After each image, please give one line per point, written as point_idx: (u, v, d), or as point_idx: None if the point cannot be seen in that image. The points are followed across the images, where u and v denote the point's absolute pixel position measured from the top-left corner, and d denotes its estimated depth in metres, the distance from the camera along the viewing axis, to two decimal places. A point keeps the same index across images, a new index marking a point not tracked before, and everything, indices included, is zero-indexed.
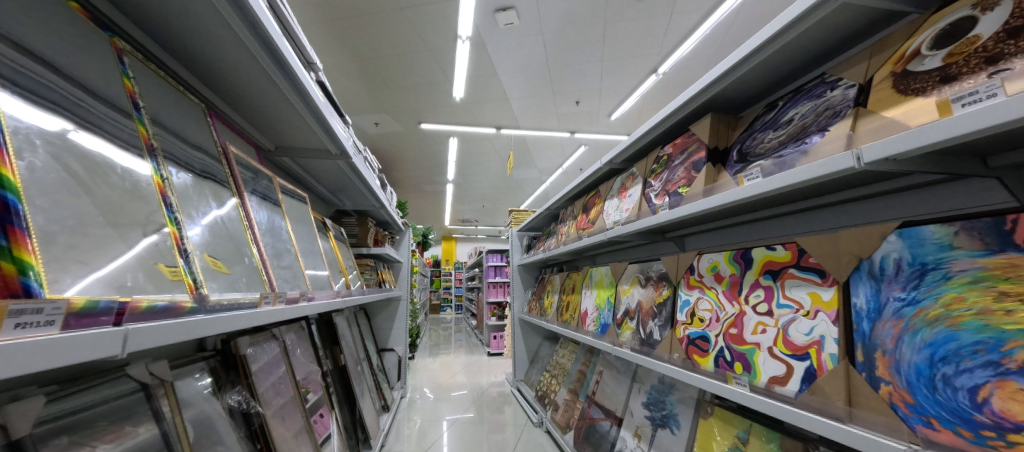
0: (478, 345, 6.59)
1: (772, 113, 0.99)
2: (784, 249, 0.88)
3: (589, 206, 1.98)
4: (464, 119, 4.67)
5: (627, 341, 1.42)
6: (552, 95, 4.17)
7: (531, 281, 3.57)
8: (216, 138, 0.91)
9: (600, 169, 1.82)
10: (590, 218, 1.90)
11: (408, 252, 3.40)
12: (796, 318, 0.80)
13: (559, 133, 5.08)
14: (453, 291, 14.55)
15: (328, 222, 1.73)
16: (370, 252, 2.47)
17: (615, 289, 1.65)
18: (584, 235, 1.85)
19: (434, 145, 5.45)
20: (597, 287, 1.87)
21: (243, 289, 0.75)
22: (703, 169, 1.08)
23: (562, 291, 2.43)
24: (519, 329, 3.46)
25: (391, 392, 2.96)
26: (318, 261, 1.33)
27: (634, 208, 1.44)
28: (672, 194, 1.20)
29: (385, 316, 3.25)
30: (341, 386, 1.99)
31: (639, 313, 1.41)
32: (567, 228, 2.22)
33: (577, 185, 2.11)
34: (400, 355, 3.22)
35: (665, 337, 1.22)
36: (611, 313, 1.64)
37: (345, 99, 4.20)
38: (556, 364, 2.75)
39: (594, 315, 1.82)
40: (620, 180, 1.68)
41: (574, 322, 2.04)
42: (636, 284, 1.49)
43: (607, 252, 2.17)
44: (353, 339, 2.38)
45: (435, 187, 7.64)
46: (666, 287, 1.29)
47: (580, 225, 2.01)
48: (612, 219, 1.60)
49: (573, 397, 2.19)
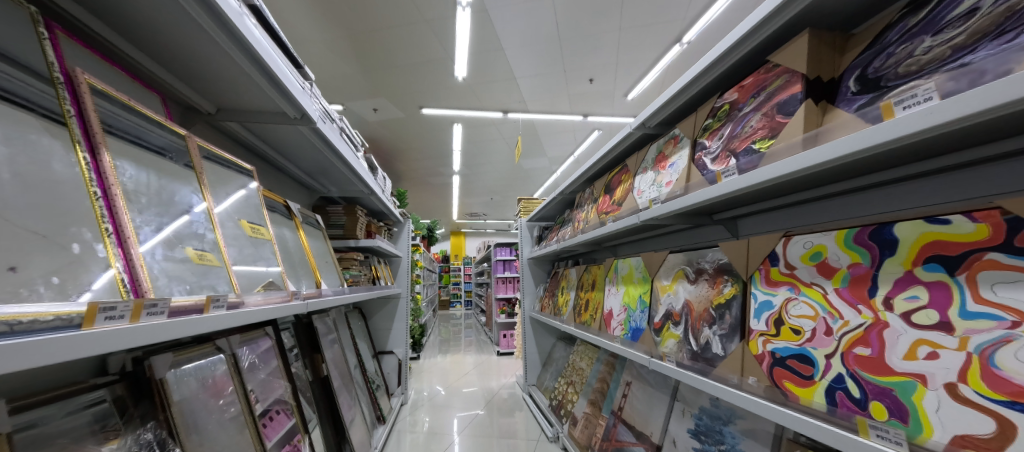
0: (488, 343, 6.32)
1: (921, 12, 0.63)
2: (970, 222, 0.53)
3: (614, 186, 1.62)
4: (467, 102, 4.34)
5: (669, 353, 1.09)
6: (563, 72, 3.81)
7: (542, 276, 3.24)
8: (63, 64, 0.58)
9: (628, 137, 1.46)
10: (615, 199, 1.56)
11: (408, 246, 3.11)
12: (1015, 339, 0.47)
13: (570, 117, 4.71)
14: (462, 287, 14.33)
15: (297, 208, 1.42)
16: (359, 245, 2.18)
17: (650, 285, 1.31)
18: (608, 220, 1.51)
19: (437, 133, 5.13)
20: (624, 283, 1.53)
21: (42, 299, 0.43)
22: (797, 109, 0.74)
23: (580, 287, 2.10)
24: (529, 329, 3.14)
25: (389, 399, 2.69)
26: (265, 253, 1.02)
27: (678, 180, 1.09)
28: (743, 153, 0.86)
29: (383, 315, 2.98)
30: (323, 401, 1.70)
31: (686, 318, 1.07)
32: (586, 214, 1.88)
33: (598, 161, 1.76)
34: (400, 357, 2.95)
35: (731, 352, 0.88)
36: (645, 316, 1.30)
37: (341, 83, 3.91)
38: (572, 369, 2.42)
39: (622, 317, 1.48)
40: (655, 148, 1.33)
41: (595, 324, 1.71)
42: (681, 280, 1.14)
43: (635, 241, 1.82)
44: (341, 344, 2.09)
45: (440, 179, 7.35)
46: (729, 284, 0.94)
47: (602, 209, 1.66)
48: (646, 198, 1.25)
49: (595, 411, 1.87)
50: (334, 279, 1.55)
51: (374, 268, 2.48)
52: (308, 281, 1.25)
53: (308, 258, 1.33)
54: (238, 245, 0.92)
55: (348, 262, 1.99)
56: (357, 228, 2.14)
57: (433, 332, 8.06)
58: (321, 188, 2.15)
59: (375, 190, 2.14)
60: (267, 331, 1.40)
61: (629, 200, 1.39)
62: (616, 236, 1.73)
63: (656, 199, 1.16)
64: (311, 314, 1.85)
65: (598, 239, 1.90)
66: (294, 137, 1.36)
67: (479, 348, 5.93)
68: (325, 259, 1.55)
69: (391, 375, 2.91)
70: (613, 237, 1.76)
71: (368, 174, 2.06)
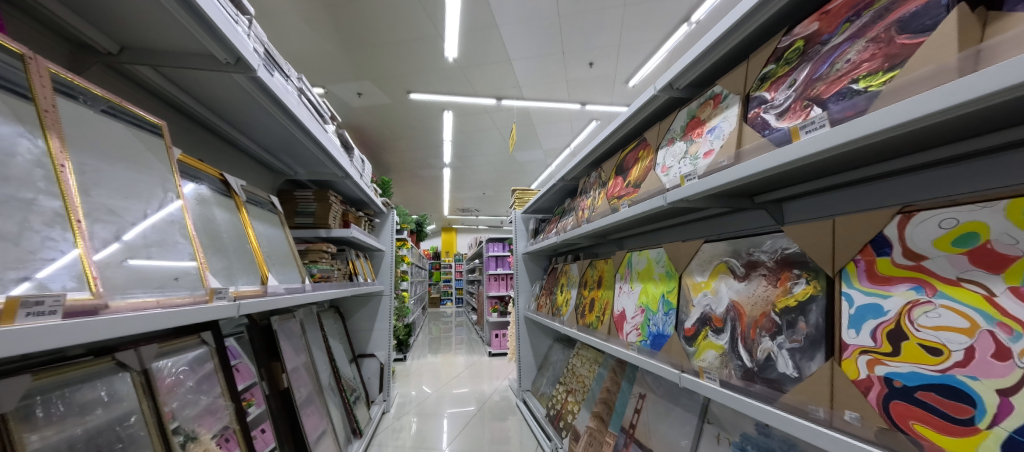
0: (479, 343, 6.08)
1: None
2: None
3: (629, 165, 1.36)
4: (459, 87, 4.06)
5: (709, 368, 0.86)
6: (562, 54, 3.54)
7: (538, 272, 2.99)
8: None
9: (651, 103, 1.19)
10: (631, 180, 1.30)
11: (392, 239, 2.83)
12: None
13: (568, 105, 4.46)
14: (454, 284, 14.03)
15: (240, 185, 1.14)
16: (332, 235, 1.89)
17: (678, 283, 1.07)
18: (625, 205, 1.25)
19: (427, 122, 4.83)
20: (641, 280, 1.29)
21: None
22: (943, 19, 0.49)
23: (583, 285, 1.86)
24: (524, 329, 2.90)
25: (368, 409, 2.42)
26: (173, 237, 0.75)
27: (725, 147, 0.84)
28: (833, 98, 0.61)
29: (363, 315, 2.71)
30: (283, 417, 1.44)
31: (731, 323, 0.84)
32: (594, 199, 1.61)
33: (609, 137, 1.49)
34: (382, 361, 2.68)
35: (812, 373, 0.64)
36: (670, 320, 1.06)
37: (320, 62, 3.59)
38: (571, 375, 2.20)
39: (638, 321, 1.24)
40: (686, 113, 1.06)
41: (603, 327, 1.48)
42: (724, 275, 0.89)
43: (651, 231, 1.58)
44: (312, 349, 1.84)
45: (430, 171, 7.04)
46: (803, 280, 0.70)
47: (614, 193, 1.40)
48: (678, 174, 1.00)
49: (600, 426, 1.64)
50: (294, 273, 1.28)
51: (351, 262, 2.20)
52: (248, 275, 0.98)
53: (251, 247, 1.06)
54: (123, 226, 0.65)
55: (316, 255, 1.71)
56: (329, 216, 1.85)
57: (422, 330, 7.79)
58: (287, 169, 1.86)
59: (350, 173, 1.86)
60: (203, 339, 1.13)
61: (651, 179, 1.13)
62: (630, 225, 1.48)
63: (693, 175, 0.91)
64: (269, 316, 1.57)
65: (608, 230, 1.65)
66: (237, 94, 1.09)
67: (470, 348, 5.68)
68: (281, 248, 1.28)
69: (372, 381, 2.64)
70: (626, 227, 1.51)
71: (340, 153, 1.78)
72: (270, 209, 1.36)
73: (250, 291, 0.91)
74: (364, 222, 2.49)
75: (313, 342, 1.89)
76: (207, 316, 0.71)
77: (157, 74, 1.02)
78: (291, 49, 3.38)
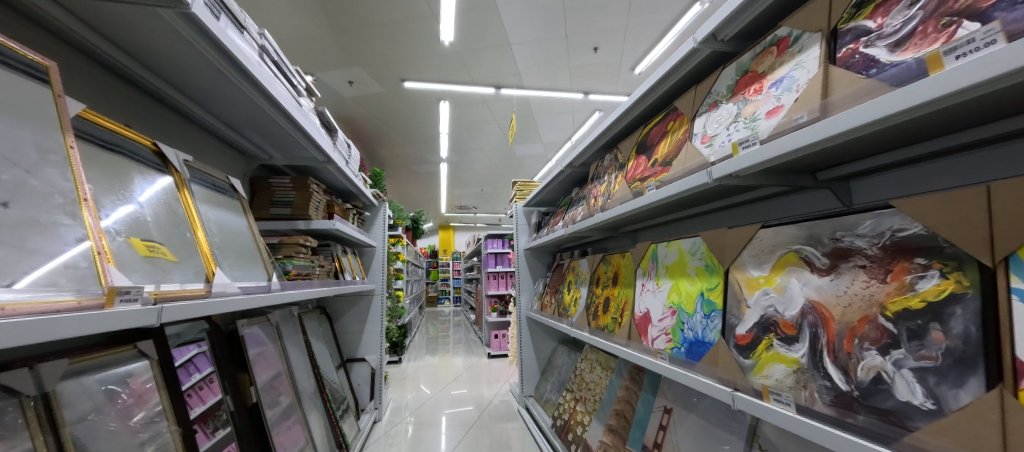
0: (478, 344, 5.87)
1: None
2: None
3: (654, 141, 1.15)
4: (456, 75, 3.84)
5: (778, 387, 0.67)
6: (564, 38, 3.32)
7: (541, 269, 2.78)
8: None
9: (689, 60, 0.98)
10: (659, 158, 1.09)
11: (384, 235, 2.62)
12: None
13: (569, 95, 4.25)
14: (452, 283, 13.84)
15: (183, 160, 0.92)
16: (312, 228, 1.68)
17: (723, 279, 0.86)
18: (653, 186, 1.05)
19: (422, 113, 4.61)
20: (670, 275, 1.09)
21: None
22: None
23: (595, 282, 1.66)
24: (526, 330, 2.70)
25: (357, 419, 2.21)
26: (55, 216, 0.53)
27: (806, 100, 0.64)
28: (1004, 3, 0.42)
29: (352, 317, 2.49)
30: (251, 438, 1.23)
31: (812, 331, 0.64)
32: (610, 184, 1.41)
33: (629, 110, 1.28)
34: (373, 366, 2.47)
35: (961, 407, 0.45)
36: (715, 325, 0.86)
37: (307, 46, 3.35)
38: (579, 381, 2.00)
39: (668, 324, 1.05)
40: (735, 69, 0.86)
41: (622, 331, 1.28)
42: (796, 267, 0.69)
43: (675, 219, 1.38)
44: (291, 355, 1.62)
45: (427, 167, 6.82)
46: (933, 274, 0.50)
47: (637, 174, 1.20)
48: (728, 142, 0.80)
49: (617, 443, 1.44)
50: (258, 269, 1.07)
51: (336, 257, 1.98)
52: (181, 271, 0.75)
53: (196, 237, 0.84)
54: None
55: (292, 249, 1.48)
56: (309, 206, 1.64)
57: (418, 330, 7.58)
58: (261, 153, 1.64)
59: (333, 157, 1.65)
60: (7, 385, 0.60)
61: (688, 153, 0.93)
62: (654, 212, 1.28)
63: (756, 140, 0.71)
64: (236, 319, 1.35)
65: (625, 219, 1.44)
66: (174, 42, 0.87)
67: (468, 349, 5.48)
68: (242, 239, 1.07)
69: (363, 388, 2.43)
70: (649, 214, 1.31)
71: (321, 135, 1.57)
72: (231, 194, 1.15)
73: (180, 291, 0.69)
74: (352, 215, 2.27)
75: (293, 347, 1.68)
76: (103, 326, 0.51)
77: (62, 9, 0.79)
78: (274, 32, 3.13)
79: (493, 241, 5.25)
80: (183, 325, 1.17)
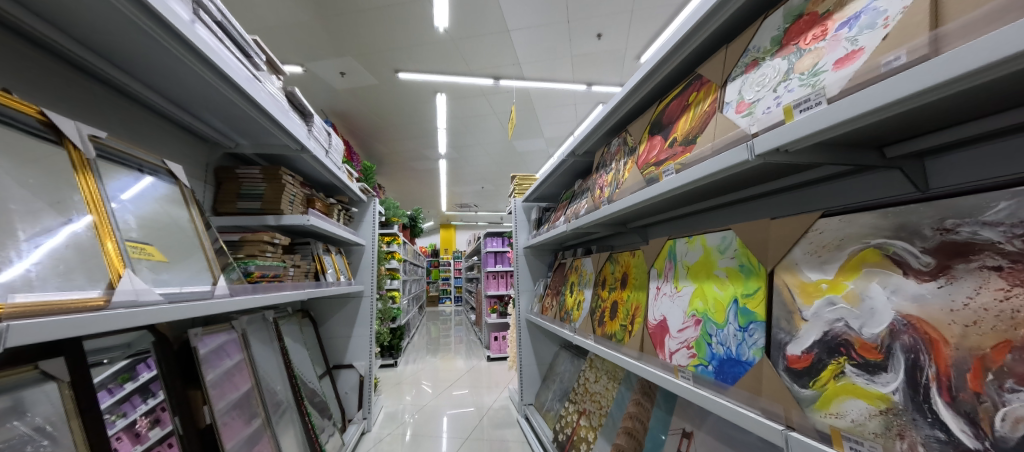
0: (478, 345, 5.70)
1: None
2: None
3: (671, 118, 0.97)
4: (452, 66, 3.66)
5: (857, 433, 0.49)
6: (566, 24, 3.12)
7: (541, 269, 2.60)
8: None
9: (718, 13, 0.80)
10: (679, 137, 0.91)
11: (373, 233, 2.45)
12: None
13: (572, 86, 4.06)
14: (453, 282, 13.69)
15: (88, 134, 0.75)
16: (284, 224, 1.48)
17: (767, 283, 0.68)
18: (674, 170, 0.87)
19: (418, 106, 4.43)
20: (691, 277, 0.90)
21: None
22: None
23: (601, 284, 1.48)
24: (525, 334, 2.53)
25: (342, 431, 2.04)
26: None
27: (900, 38, 0.46)
28: None
29: (339, 320, 2.32)
30: None
31: (910, 358, 0.46)
32: (619, 172, 1.22)
33: (640, 85, 1.09)
34: (362, 373, 2.30)
35: None
36: (757, 341, 0.69)
37: (294, 34, 3.17)
38: (583, 392, 1.82)
39: (691, 336, 0.87)
40: (783, 16, 0.68)
41: (634, 341, 1.10)
42: (877, 270, 0.51)
43: (697, 210, 1.20)
44: (261, 365, 1.45)
45: (425, 163, 6.64)
46: None
47: (651, 158, 1.02)
48: (779, 106, 0.62)
49: None
50: (194, 278, 0.89)
51: (317, 257, 1.80)
52: (60, 278, 0.57)
53: (104, 247, 0.66)
54: None
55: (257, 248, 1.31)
56: (281, 199, 1.44)
57: (417, 331, 7.41)
58: (226, 140, 1.45)
59: (307, 144, 1.47)
60: None
61: (720, 126, 0.75)
62: (673, 203, 1.09)
63: (823, 97, 0.53)
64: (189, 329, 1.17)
65: (637, 212, 1.26)
66: None
67: (467, 351, 5.30)
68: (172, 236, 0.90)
69: (350, 396, 2.27)
70: (667, 205, 1.13)
71: (290, 119, 1.39)
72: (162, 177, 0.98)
73: (46, 304, 0.52)
74: (337, 211, 2.10)
75: (264, 356, 1.51)
76: None
77: None
78: (259, 18, 2.95)
79: (493, 240, 5.06)
80: (130, 335, 1.00)
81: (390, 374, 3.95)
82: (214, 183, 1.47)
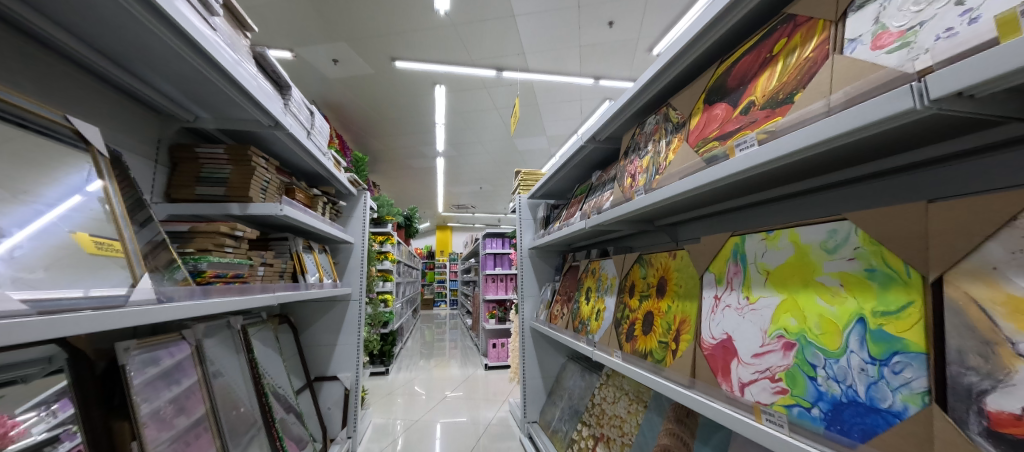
0: (474, 351, 5.44)
1: None
2: None
3: (742, 80, 0.76)
4: (453, 55, 3.45)
5: None
6: (576, 9, 2.91)
7: (547, 272, 2.37)
8: None
9: None
10: (759, 100, 0.69)
11: (363, 230, 2.21)
12: None
13: (579, 80, 3.85)
14: (448, 285, 13.41)
15: None
16: (252, 214, 1.25)
17: (925, 297, 0.46)
18: (756, 140, 0.65)
19: (416, 99, 4.20)
20: (773, 285, 0.68)
21: None
22: None
23: (626, 290, 1.25)
24: (530, 344, 2.29)
25: None
26: None
27: None
28: None
29: (323, 326, 2.07)
30: None
31: None
32: (659, 155, 1.00)
33: (694, 45, 0.87)
34: (347, 386, 2.05)
35: None
36: (910, 382, 0.47)
37: (282, 15, 2.92)
38: (599, 414, 1.58)
39: (778, 365, 0.65)
40: None
41: (682, 364, 0.87)
42: None
43: (755, 202, 0.99)
44: (223, 382, 1.21)
45: (422, 161, 6.40)
46: None
47: (711, 132, 0.80)
48: (979, 20, 0.39)
49: None
50: (97, 283, 0.64)
51: (296, 255, 1.56)
52: None
53: None
54: None
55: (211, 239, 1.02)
56: (249, 184, 1.21)
57: (411, 335, 7.14)
58: (183, 111, 1.19)
59: (282, 120, 1.23)
60: None
61: (842, 72, 0.53)
62: (734, 189, 0.88)
63: None
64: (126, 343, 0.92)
65: (679, 203, 1.04)
66: None
67: (463, 357, 5.05)
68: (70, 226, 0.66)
69: (333, 412, 2.01)
70: (724, 192, 0.91)
71: (261, 87, 1.14)
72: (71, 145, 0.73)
73: None
74: (322, 204, 1.86)
75: (228, 371, 1.26)
76: None
77: None
78: None
79: (493, 241, 4.82)
80: (50, 349, 0.77)
81: (380, 383, 3.69)
82: (171, 165, 1.23)
